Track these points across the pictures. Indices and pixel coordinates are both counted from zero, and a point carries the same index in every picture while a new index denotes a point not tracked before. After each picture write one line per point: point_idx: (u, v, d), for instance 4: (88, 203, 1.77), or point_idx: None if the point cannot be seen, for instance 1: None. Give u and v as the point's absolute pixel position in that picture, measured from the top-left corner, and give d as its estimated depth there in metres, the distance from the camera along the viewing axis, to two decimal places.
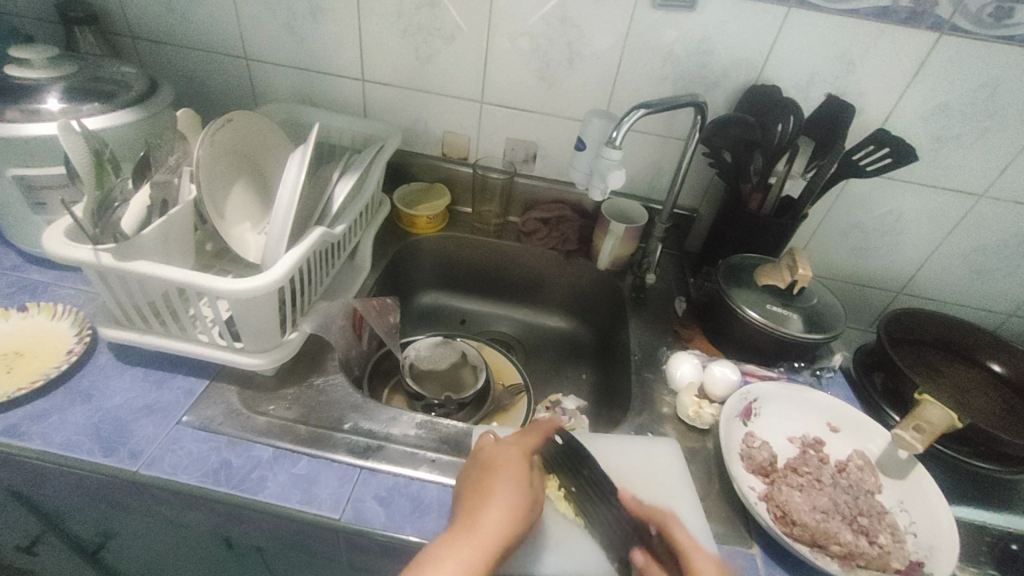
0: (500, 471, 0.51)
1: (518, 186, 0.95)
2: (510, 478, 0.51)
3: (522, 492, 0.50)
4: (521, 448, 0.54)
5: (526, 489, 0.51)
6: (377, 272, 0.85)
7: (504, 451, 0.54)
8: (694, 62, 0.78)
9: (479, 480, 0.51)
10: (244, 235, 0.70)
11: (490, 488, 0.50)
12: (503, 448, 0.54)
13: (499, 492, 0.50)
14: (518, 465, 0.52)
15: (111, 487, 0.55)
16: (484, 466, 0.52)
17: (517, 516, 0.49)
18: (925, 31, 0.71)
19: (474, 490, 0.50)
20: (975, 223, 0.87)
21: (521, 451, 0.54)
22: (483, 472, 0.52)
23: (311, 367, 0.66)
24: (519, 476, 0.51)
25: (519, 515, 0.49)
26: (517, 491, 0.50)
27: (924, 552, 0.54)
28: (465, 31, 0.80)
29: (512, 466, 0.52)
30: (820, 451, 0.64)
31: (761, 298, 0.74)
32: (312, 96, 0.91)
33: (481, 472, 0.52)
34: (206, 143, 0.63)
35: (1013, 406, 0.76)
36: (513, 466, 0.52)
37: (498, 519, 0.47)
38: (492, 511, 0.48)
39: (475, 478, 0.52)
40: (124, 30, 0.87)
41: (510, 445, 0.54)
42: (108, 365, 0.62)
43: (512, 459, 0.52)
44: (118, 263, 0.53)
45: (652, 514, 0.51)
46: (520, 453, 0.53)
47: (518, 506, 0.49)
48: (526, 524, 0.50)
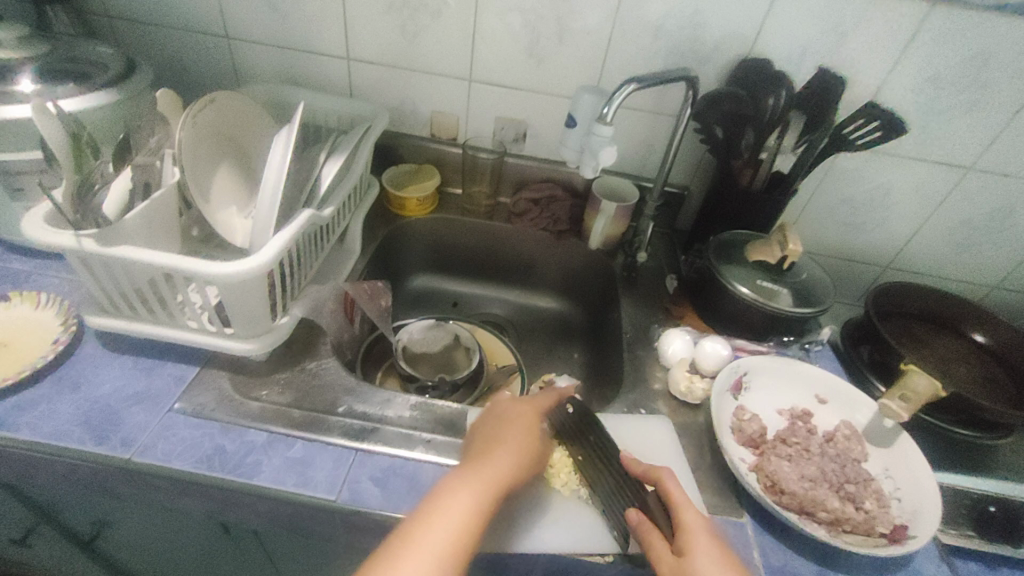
0: (513, 422, 0.55)
1: (508, 166, 0.94)
2: (521, 431, 0.54)
3: (531, 442, 0.54)
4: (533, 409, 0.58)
5: (536, 440, 0.54)
6: (367, 255, 0.85)
7: (518, 407, 0.57)
8: (685, 36, 0.77)
9: (491, 428, 0.54)
10: (231, 220, 0.68)
11: (502, 434, 0.53)
12: (517, 404, 0.58)
13: (512, 438, 0.53)
14: (529, 418, 0.56)
15: (105, 475, 0.54)
16: (497, 416, 0.56)
17: (524, 460, 0.52)
18: (916, 1, 0.70)
19: (487, 435, 0.53)
20: (963, 196, 0.88)
21: (534, 408, 0.57)
22: (497, 422, 0.55)
23: (303, 351, 0.66)
24: (531, 428, 0.55)
25: (527, 460, 0.52)
26: (527, 439, 0.53)
27: (907, 516, 0.56)
28: (451, 5, 0.78)
29: (524, 418, 0.56)
30: (808, 422, 0.66)
31: (752, 274, 0.75)
32: (297, 75, 0.89)
33: (495, 421, 0.55)
34: (188, 124, 0.62)
35: (994, 375, 0.78)
36: (525, 420, 0.55)
37: (507, 461, 0.50)
38: (505, 453, 0.51)
39: (488, 425, 0.55)
40: (96, 8, 0.84)
41: (523, 402, 0.58)
42: (97, 354, 0.61)
43: (525, 414, 0.56)
44: (103, 249, 0.52)
45: (649, 473, 0.52)
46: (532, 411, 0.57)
47: (527, 452, 0.52)
48: (531, 469, 0.53)
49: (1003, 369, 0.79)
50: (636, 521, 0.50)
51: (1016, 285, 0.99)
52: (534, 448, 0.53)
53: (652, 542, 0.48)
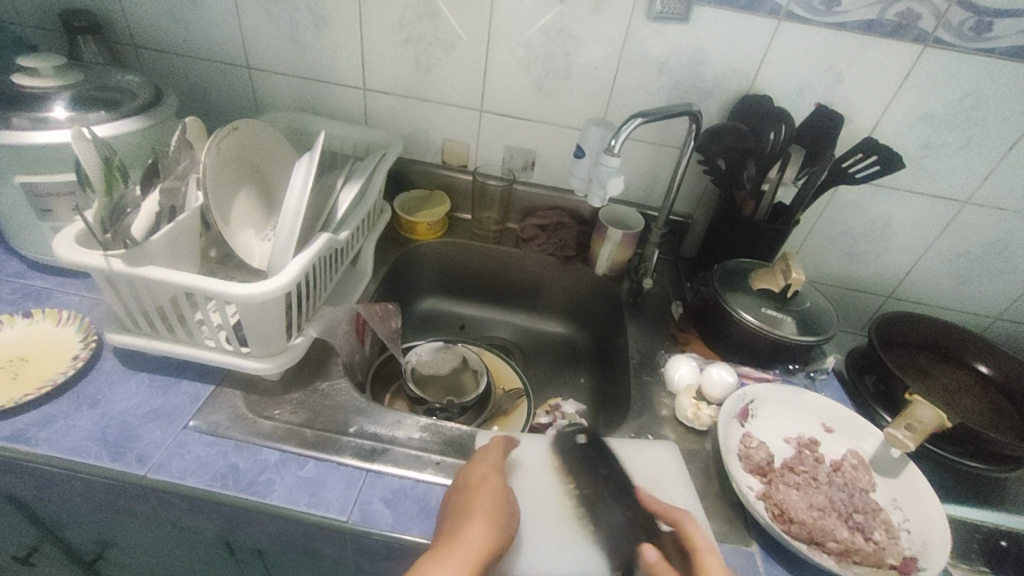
0: (478, 488, 0.52)
1: (516, 193, 0.97)
2: (487, 497, 0.51)
3: (500, 506, 0.51)
4: (494, 467, 0.55)
5: (504, 503, 0.51)
6: (378, 278, 0.86)
7: (481, 469, 0.54)
8: (688, 72, 0.81)
9: (458, 501, 0.51)
10: (249, 242, 0.71)
11: (468, 506, 0.50)
12: (481, 466, 0.55)
13: (479, 506, 0.50)
14: (495, 480, 0.53)
15: (118, 492, 0.55)
16: (462, 486, 0.53)
17: (496, 528, 0.49)
18: (909, 43, 0.73)
19: (455, 510, 0.50)
20: (961, 229, 0.90)
21: (497, 467, 0.55)
22: (462, 493, 0.52)
23: (315, 372, 0.67)
24: (497, 491, 0.52)
25: (498, 527, 0.49)
26: (496, 504, 0.51)
27: (917, 547, 0.56)
28: (465, 40, 0.82)
29: (489, 482, 0.53)
30: (815, 450, 0.66)
31: (756, 302, 0.76)
32: (314, 104, 0.92)
33: (460, 492, 0.52)
34: (213, 150, 0.64)
35: (999, 406, 0.78)
36: (490, 483, 0.52)
37: (479, 533, 0.47)
38: (474, 524, 0.48)
39: (455, 500, 0.52)
40: (127, 39, 0.88)
41: (485, 462, 0.55)
42: (115, 371, 0.62)
43: (489, 475, 0.53)
44: (129, 268, 0.54)
45: (669, 512, 0.53)
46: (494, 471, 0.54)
47: (497, 519, 0.49)
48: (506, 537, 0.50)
49: (1008, 400, 0.79)
50: (653, 560, 0.48)
51: (1018, 316, 1.00)
52: (503, 513, 0.50)
53: None
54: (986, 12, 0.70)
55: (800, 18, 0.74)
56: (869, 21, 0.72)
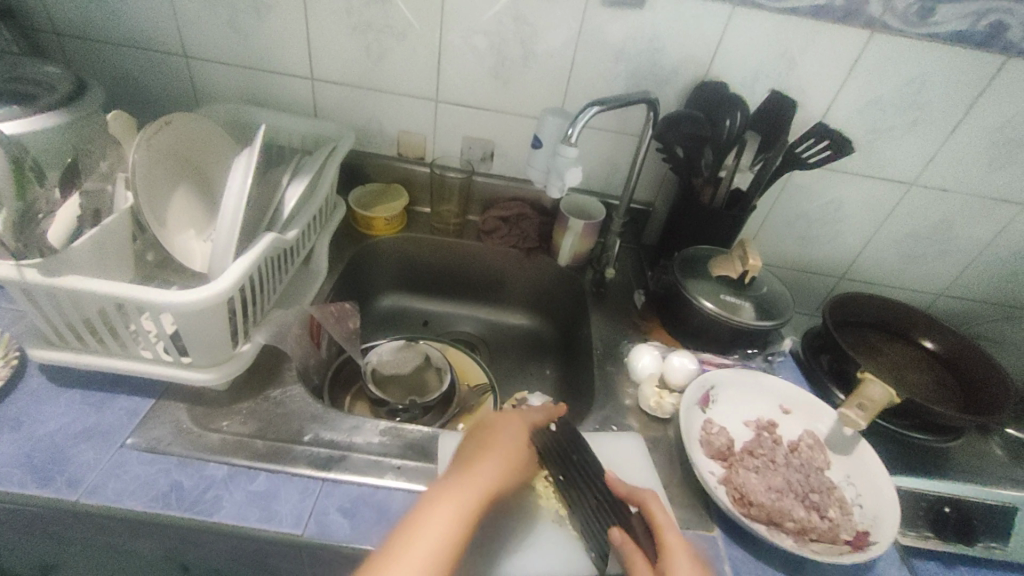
0: (500, 432, 0.56)
1: (476, 185, 0.95)
2: (508, 441, 0.55)
3: (518, 452, 0.55)
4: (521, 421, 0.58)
5: (522, 450, 0.55)
6: (334, 277, 0.83)
7: (506, 418, 0.58)
8: (644, 59, 0.80)
9: (480, 438, 0.55)
10: (189, 244, 0.66)
11: (489, 444, 0.54)
12: (506, 416, 0.58)
13: (498, 446, 0.54)
14: (517, 430, 0.57)
15: (50, 519, 0.51)
16: (486, 426, 0.57)
17: (509, 471, 0.52)
18: (857, 29, 0.74)
19: (476, 444, 0.54)
20: (907, 210, 0.93)
21: (521, 422, 0.58)
22: (485, 432, 0.56)
23: (267, 379, 0.64)
24: (518, 439, 0.56)
25: (512, 469, 0.53)
26: (514, 448, 0.54)
27: (869, 522, 0.58)
28: (416, 27, 0.79)
29: (512, 430, 0.57)
30: (774, 432, 0.67)
31: (715, 288, 0.77)
32: (259, 95, 0.87)
33: (483, 431, 0.56)
34: (141, 146, 0.60)
35: (943, 379, 0.82)
36: (512, 431, 0.56)
37: (494, 469, 0.51)
38: (491, 460, 0.52)
39: (477, 436, 0.56)
40: (46, 27, 0.81)
41: (511, 415, 0.59)
42: (42, 388, 0.58)
43: (514, 425, 0.57)
44: (48, 279, 0.49)
45: (634, 495, 0.52)
46: (519, 424, 0.57)
47: (513, 460, 0.53)
48: (518, 480, 0.53)
49: (951, 373, 0.83)
50: (619, 540, 0.49)
51: (960, 293, 1.05)
52: (520, 457, 0.54)
53: (634, 561, 0.48)
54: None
55: (753, 3, 0.74)
56: (819, 7, 0.73)
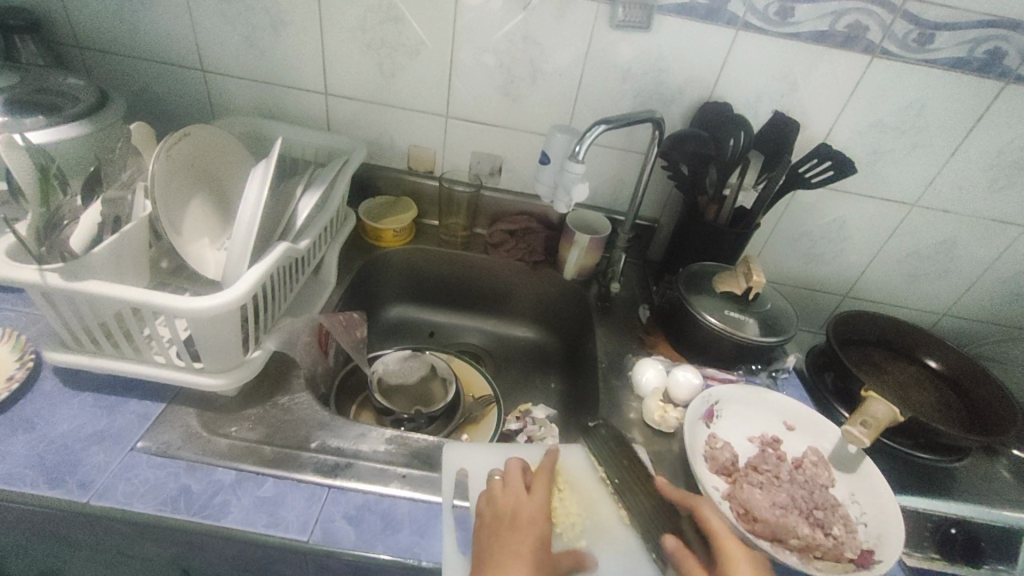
0: (525, 530, 0.51)
1: (484, 199, 0.97)
2: (535, 535, 0.51)
3: (542, 555, 0.50)
4: (541, 505, 0.54)
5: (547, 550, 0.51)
6: (342, 287, 0.84)
7: (527, 505, 0.53)
8: (650, 79, 0.82)
9: (500, 538, 0.50)
10: (203, 252, 0.68)
11: (514, 545, 0.49)
12: (525, 504, 0.53)
13: (523, 549, 0.49)
14: (539, 515, 0.53)
15: (59, 520, 0.52)
16: (503, 519, 0.52)
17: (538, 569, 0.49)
18: (858, 53, 0.76)
19: (496, 545, 0.49)
20: (909, 230, 0.94)
21: (541, 505, 0.54)
22: (505, 528, 0.51)
23: (275, 385, 0.65)
24: (541, 537, 0.51)
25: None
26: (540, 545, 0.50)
27: (874, 540, 0.58)
28: (429, 46, 0.81)
29: (535, 524, 0.52)
30: (778, 449, 0.67)
31: (719, 304, 0.78)
32: (274, 109, 0.90)
33: (503, 528, 0.51)
34: (162, 156, 0.62)
35: (947, 399, 0.82)
36: (535, 529, 0.51)
37: (525, 572, 0.47)
38: (519, 568, 0.47)
39: (496, 534, 0.50)
40: (71, 40, 0.84)
41: (531, 497, 0.54)
42: (55, 391, 0.59)
43: (535, 517, 0.52)
44: (67, 283, 0.51)
45: (683, 500, 0.55)
46: (541, 509, 0.54)
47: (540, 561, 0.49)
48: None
49: (955, 393, 0.83)
50: (675, 548, 0.51)
51: (963, 313, 1.05)
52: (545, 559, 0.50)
53: (690, 565, 0.50)
54: (927, 25, 0.73)
55: (756, 27, 0.76)
56: (821, 32, 0.75)
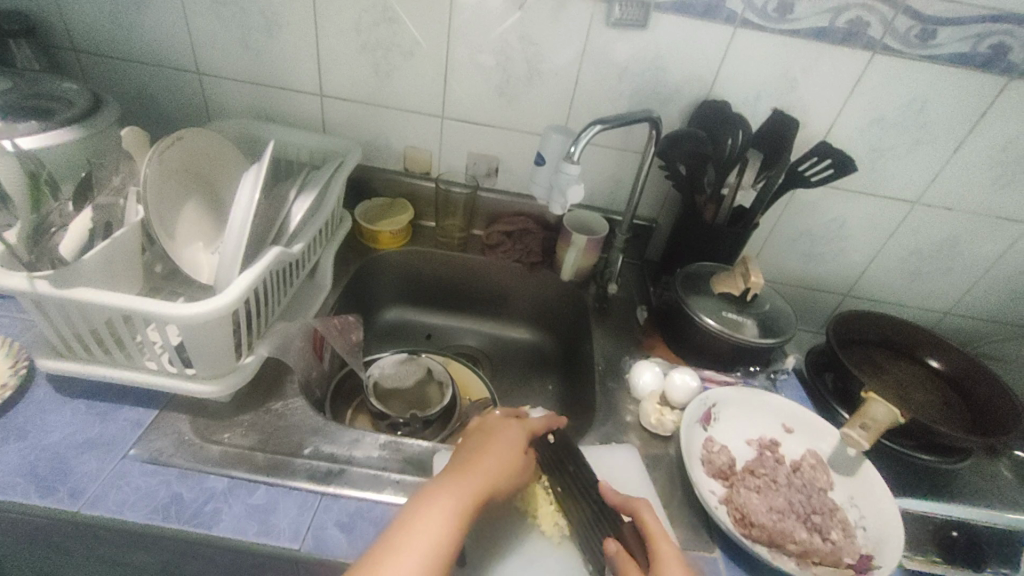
0: (501, 435, 0.56)
1: (480, 200, 0.96)
2: (508, 443, 0.55)
3: (515, 459, 0.54)
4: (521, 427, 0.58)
5: (520, 456, 0.55)
6: (338, 290, 0.84)
7: (507, 424, 0.58)
8: (648, 78, 0.81)
9: (480, 441, 0.55)
10: (197, 256, 0.67)
11: (486, 448, 0.54)
12: (505, 420, 0.59)
13: (498, 446, 0.54)
14: (517, 434, 0.57)
15: (52, 529, 0.51)
16: (486, 428, 0.57)
17: (507, 471, 0.52)
18: (859, 50, 0.75)
19: (476, 445, 0.55)
20: (912, 228, 0.93)
21: (521, 426, 0.58)
22: (486, 433, 0.56)
23: (269, 391, 0.65)
24: (517, 445, 0.55)
25: (512, 471, 0.53)
26: (512, 452, 0.54)
27: (873, 545, 0.57)
28: (424, 46, 0.81)
29: (512, 431, 0.57)
30: (776, 452, 0.67)
31: (717, 306, 0.77)
32: (270, 111, 0.89)
33: (484, 434, 0.56)
34: (154, 161, 0.61)
35: (949, 399, 0.81)
36: (511, 434, 0.56)
37: (491, 471, 0.51)
38: (492, 461, 0.52)
39: (478, 438, 0.56)
40: (66, 44, 0.83)
41: (513, 420, 0.59)
42: (48, 398, 0.59)
43: (513, 427, 0.57)
44: (57, 290, 0.51)
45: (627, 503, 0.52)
46: (519, 428, 0.58)
47: (509, 464, 0.53)
48: (514, 481, 0.53)
49: (957, 393, 0.82)
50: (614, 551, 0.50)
51: (967, 312, 1.04)
52: (520, 460, 0.55)
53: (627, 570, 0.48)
54: (929, 20, 0.72)
55: (755, 24, 0.75)
56: (821, 28, 0.74)
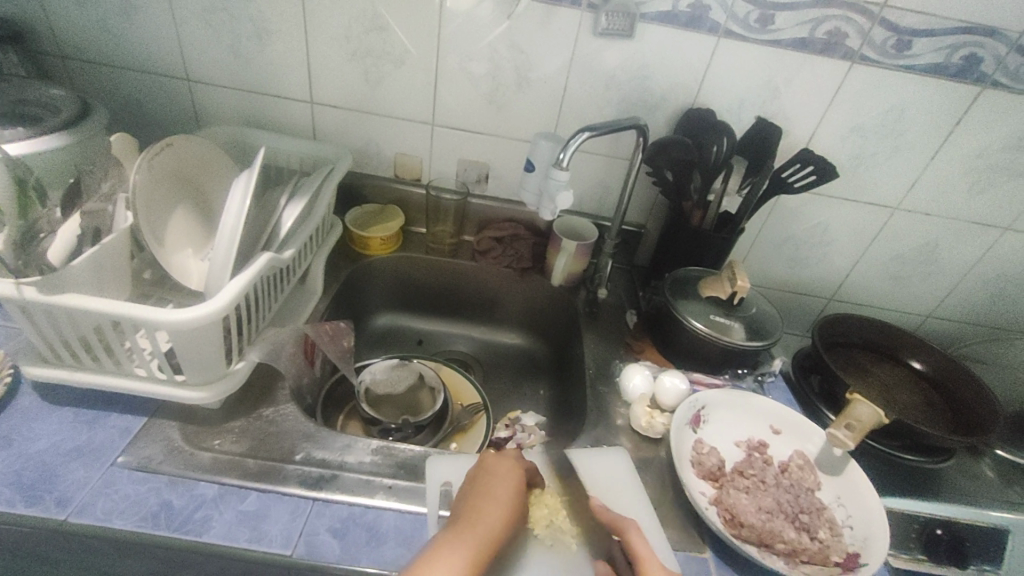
0: (501, 479, 0.54)
1: (471, 206, 0.97)
2: (511, 486, 0.53)
3: (519, 501, 0.53)
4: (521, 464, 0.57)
5: (521, 498, 0.53)
6: (329, 296, 0.84)
7: (506, 461, 0.56)
8: (634, 86, 0.83)
9: (479, 486, 0.53)
10: (186, 263, 0.67)
11: (490, 492, 0.52)
12: (506, 459, 0.56)
13: (499, 495, 0.52)
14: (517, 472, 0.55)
15: (36, 539, 0.51)
16: (483, 470, 0.55)
17: (512, 516, 0.51)
18: (838, 60, 0.78)
19: (475, 491, 0.53)
20: (892, 233, 0.96)
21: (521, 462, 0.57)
22: (484, 477, 0.54)
23: (260, 397, 0.64)
24: (519, 486, 0.54)
25: (513, 517, 0.51)
26: (516, 496, 0.53)
27: (860, 543, 0.58)
28: (414, 53, 0.81)
29: (511, 473, 0.55)
30: (764, 453, 0.68)
31: (705, 310, 0.78)
32: (259, 118, 0.89)
33: (483, 477, 0.54)
34: (143, 168, 0.61)
35: (932, 400, 0.83)
36: (511, 477, 0.54)
37: (499, 520, 0.50)
38: (492, 511, 0.50)
39: (477, 482, 0.54)
40: (52, 50, 0.83)
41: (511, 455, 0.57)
42: (33, 407, 0.58)
43: (513, 468, 0.55)
44: (44, 297, 0.50)
45: (616, 523, 0.54)
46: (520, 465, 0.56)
47: (515, 508, 0.52)
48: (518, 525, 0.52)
49: (940, 395, 0.84)
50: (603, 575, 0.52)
51: (947, 314, 1.06)
52: (522, 502, 0.53)
53: None
54: (904, 32, 0.74)
55: (737, 35, 0.77)
56: (801, 39, 0.76)
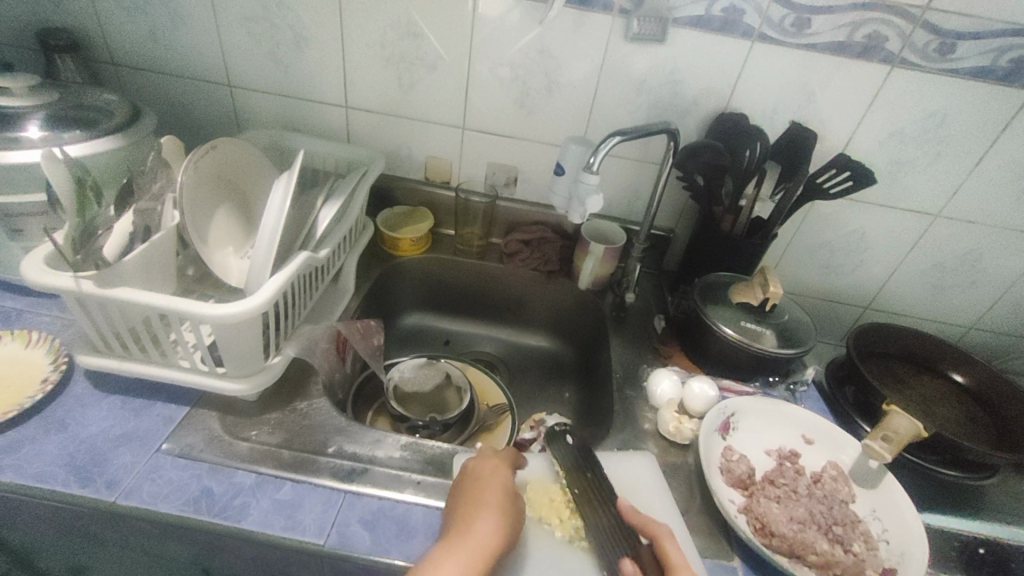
0: (486, 484, 0.53)
1: (499, 209, 0.98)
2: (497, 489, 0.53)
3: (507, 503, 0.52)
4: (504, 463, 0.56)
5: (510, 499, 0.53)
6: (360, 295, 0.86)
7: (489, 463, 0.56)
8: (666, 91, 0.82)
9: (466, 496, 0.52)
10: (227, 260, 0.70)
11: (478, 499, 0.51)
12: (488, 462, 0.56)
13: (486, 500, 0.51)
14: (502, 473, 0.55)
15: (86, 519, 0.53)
16: (469, 476, 0.54)
17: (503, 520, 0.51)
18: (877, 63, 0.76)
19: (463, 500, 0.52)
20: (933, 241, 0.92)
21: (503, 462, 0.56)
22: (469, 484, 0.53)
23: (294, 391, 0.66)
24: (505, 486, 0.54)
25: (506, 523, 0.51)
26: (504, 498, 0.52)
27: (896, 558, 0.56)
28: (446, 59, 0.83)
29: (496, 476, 0.54)
30: (796, 463, 0.66)
31: (735, 315, 0.77)
32: (297, 122, 0.92)
33: (469, 485, 0.53)
34: (190, 169, 0.64)
35: (974, 415, 0.80)
36: (497, 480, 0.54)
37: (490, 527, 0.49)
38: (483, 520, 0.49)
39: (463, 491, 0.53)
40: (107, 57, 0.88)
41: (493, 457, 0.57)
42: (86, 393, 0.61)
43: (497, 470, 0.55)
44: (101, 289, 0.53)
45: (647, 526, 0.51)
46: (502, 464, 0.56)
47: (504, 511, 0.51)
48: (513, 525, 0.52)
49: (984, 410, 0.81)
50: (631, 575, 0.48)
51: (992, 326, 1.02)
52: (511, 502, 0.53)
53: None
54: (948, 34, 0.72)
55: (772, 39, 0.76)
56: (839, 43, 0.75)
